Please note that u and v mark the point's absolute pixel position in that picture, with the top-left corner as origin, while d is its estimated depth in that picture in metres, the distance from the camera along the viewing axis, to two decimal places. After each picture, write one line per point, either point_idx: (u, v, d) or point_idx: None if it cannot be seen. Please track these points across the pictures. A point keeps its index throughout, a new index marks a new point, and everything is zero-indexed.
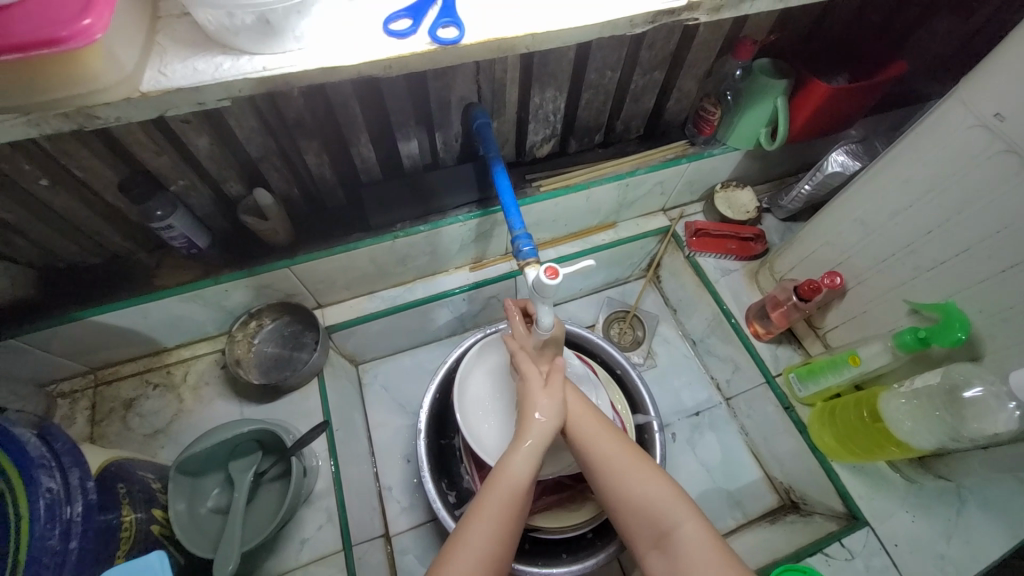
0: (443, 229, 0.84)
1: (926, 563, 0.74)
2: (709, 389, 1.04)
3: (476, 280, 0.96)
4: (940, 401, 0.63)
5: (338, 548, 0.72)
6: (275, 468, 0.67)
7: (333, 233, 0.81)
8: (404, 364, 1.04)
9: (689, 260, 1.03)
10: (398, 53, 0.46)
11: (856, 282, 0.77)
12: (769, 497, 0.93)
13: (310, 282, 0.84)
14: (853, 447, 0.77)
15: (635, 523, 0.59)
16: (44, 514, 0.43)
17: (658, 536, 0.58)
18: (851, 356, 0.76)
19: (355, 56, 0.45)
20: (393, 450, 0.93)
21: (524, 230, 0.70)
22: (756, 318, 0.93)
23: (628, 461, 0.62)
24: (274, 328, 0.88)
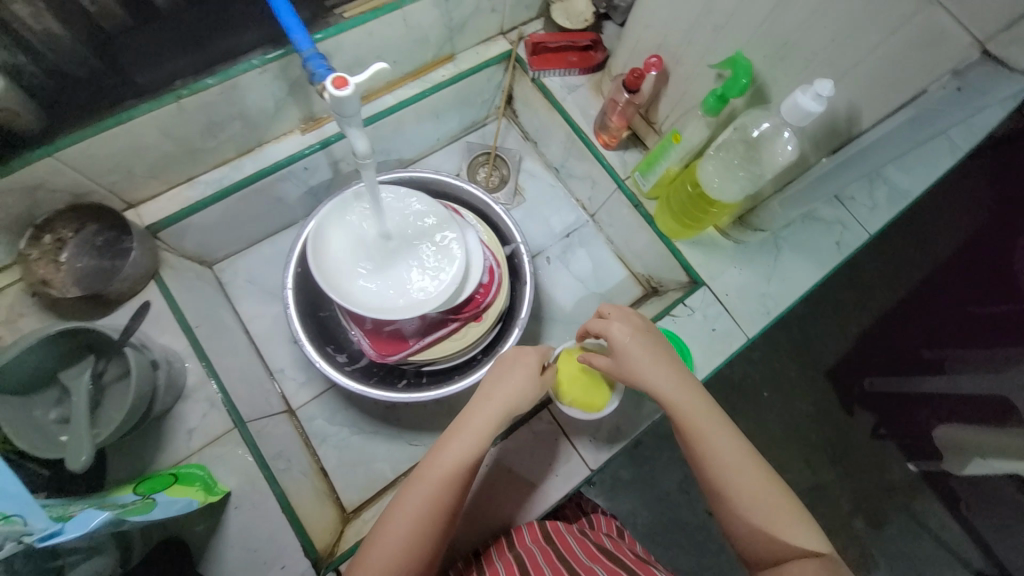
0: (238, 80, 0.72)
1: (750, 302, 0.89)
2: (575, 210, 1.09)
3: (312, 144, 0.88)
4: (742, 148, 0.71)
5: (230, 426, 0.73)
6: (116, 366, 0.63)
7: (99, 106, 0.68)
8: (265, 253, 0.97)
9: (535, 82, 1.00)
10: None
11: (674, 63, 0.79)
12: (634, 289, 1.04)
13: (97, 174, 0.71)
14: (688, 222, 0.86)
15: (753, 545, 0.56)
16: None
17: (762, 559, 0.56)
18: (674, 135, 0.80)
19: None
20: (275, 336, 0.92)
21: (314, 50, 0.62)
22: (602, 128, 0.95)
23: (746, 460, 0.59)
24: (79, 241, 0.76)
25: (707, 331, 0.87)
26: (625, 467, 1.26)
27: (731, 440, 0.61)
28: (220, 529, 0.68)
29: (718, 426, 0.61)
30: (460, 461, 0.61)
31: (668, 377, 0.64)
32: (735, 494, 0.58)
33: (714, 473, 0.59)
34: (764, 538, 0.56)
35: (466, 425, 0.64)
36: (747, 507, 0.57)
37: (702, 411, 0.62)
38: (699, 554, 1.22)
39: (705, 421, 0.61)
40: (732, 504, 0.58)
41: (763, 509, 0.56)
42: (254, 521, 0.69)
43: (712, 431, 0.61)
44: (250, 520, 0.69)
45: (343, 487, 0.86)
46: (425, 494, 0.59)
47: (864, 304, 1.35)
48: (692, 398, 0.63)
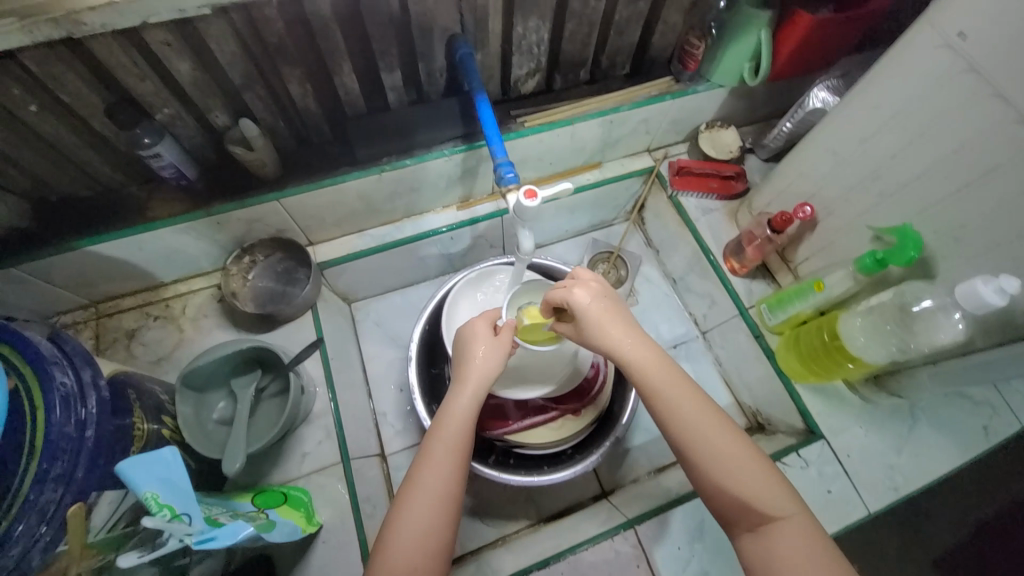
0: (428, 163, 0.86)
1: (875, 469, 0.82)
2: (687, 323, 1.09)
3: (463, 219, 0.99)
4: (894, 316, 0.68)
5: (338, 459, 0.78)
6: (275, 383, 0.72)
7: (320, 167, 0.83)
8: (395, 302, 1.08)
9: (671, 199, 1.06)
10: None
11: (826, 213, 0.81)
12: (737, 420, 1.00)
13: (299, 217, 0.86)
14: (815, 368, 0.83)
15: (735, 514, 0.55)
16: (61, 404, 0.48)
17: (744, 526, 0.55)
18: (816, 282, 0.80)
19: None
20: (386, 379, 0.99)
21: (506, 158, 0.72)
22: (733, 253, 0.97)
23: (714, 429, 0.57)
24: (267, 264, 0.90)
25: (821, 491, 0.80)
26: None
27: (707, 417, 0.58)
28: (305, 559, 0.71)
29: (691, 397, 0.59)
30: (450, 466, 0.60)
31: (631, 348, 0.60)
32: (713, 466, 0.56)
33: (691, 444, 0.57)
34: (739, 507, 0.55)
35: (451, 418, 0.63)
36: (726, 477, 0.55)
37: (669, 382, 0.59)
38: None
39: (674, 392, 0.59)
40: (715, 475, 0.56)
41: (739, 481, 0.55)
42: (335, 560, 0.71)
43: (683, 400, 0.58)
44: (333, 558, 0.71)
45: None
46: (425, 501, 0.58)
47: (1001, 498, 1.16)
48: (659, 368, 0.60)
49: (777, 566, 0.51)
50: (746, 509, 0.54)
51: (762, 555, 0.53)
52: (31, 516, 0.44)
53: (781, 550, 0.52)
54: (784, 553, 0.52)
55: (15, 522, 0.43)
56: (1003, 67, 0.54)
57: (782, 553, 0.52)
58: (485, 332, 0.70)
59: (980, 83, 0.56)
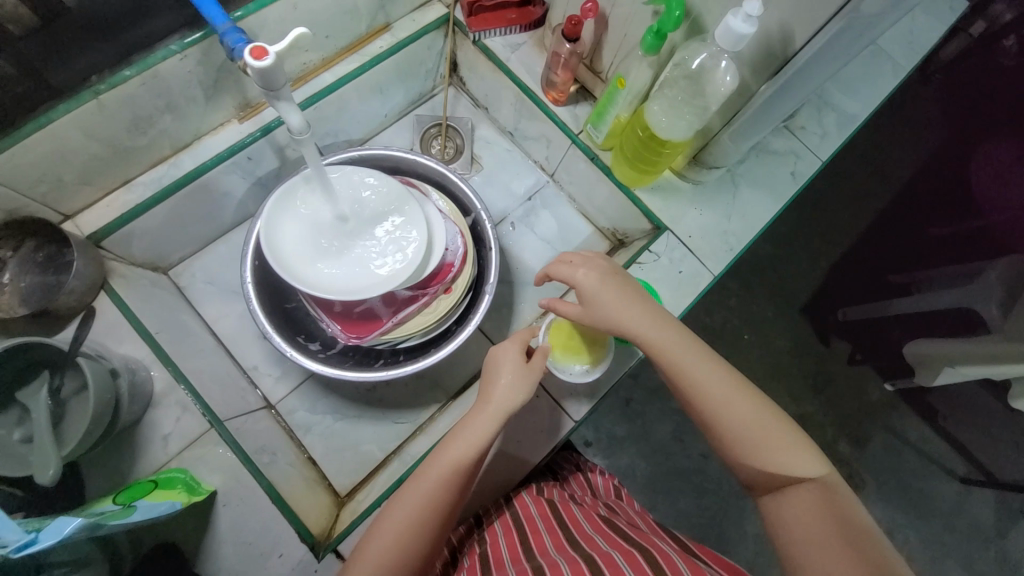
0: (160, 69, 0.68)
1: (714, 240, 0.91)
2: (535, 171, 1.07)
3: (252, 131, 0.84)
4: (684, 83, 0.70)
5: (206, 426, 0.71)
6: (72, 380, 0.61)
7: (12, 111, 0.64)
8: (222, 253, 0.94)
9: (477, 44, 0.97)
10: None
11: (611, 5, 0.78)
12: (602, 244, 1.04)
13: (21, 184, 0.67)
14: (644, 167, 0.86)
15: (751, 474, 0.56)
16: None
17: (762, 486, 0.56)
18: (619, 80, 0.79)
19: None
20: (245, 334, 0.90)
21: (230, 24, 0.60)
22: (549, 85, 0.94)
23: (744, 401, 0.58)
24: (20, 258, 0.74)
25: (675, 274, 0.88)
26: (616, 425, 1.29)
27: (737, 390, 0.59)
28: (210, 529, 0.67)
29: (708, 369, 0.60)
30: (455, 459, 0.61)
31: (648, 326, 0.64)
32: (726, 428, 0.57)
33: (705, 406, 0.59)
34: (766, 477, 0.55)
35: (466, 428, 0.64)
36: (741, 438, 0.57)
37: (695, 355, 0.61)
38: (698, 495, 1.26)
39: (700, 366, 0.61)
40: (728, 439, 0.58)
41: (768, 453, 0.55)
42: (245, 515, 0.68)
43: (705, 372, 0.60)
44: (239, 515, 0.68)
45: (336, 473, 0.86)
46: (415, 500, 0.59)
47: (826, 234, 1.39)
48: (688, 347, 0.62)
49: (789, 529, 0.52)
50: (777, 479, 0.54)
51: (783, 519, 0.53)
52: None
53: (799, 513, 0.52)
54: (799, 511, 0.52)
55: None
56: None
57: (798, 514, 0.52)
58: (515, 353, 0.70)
59: None
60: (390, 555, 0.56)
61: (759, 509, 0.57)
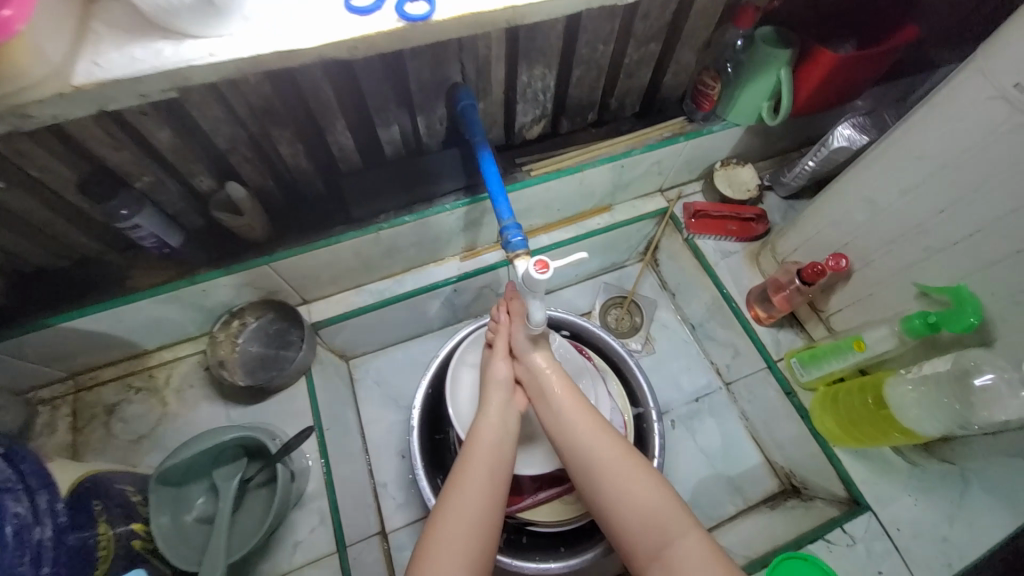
0: (430, 219, 0.80)
1: (931, 549, 0.74)
2: (708, 373, 1.02)
3: (468, 271, 0.93)
4: (951, 386, 0.61)
5: (334, 549, 0.71)
6: (262, 473, 0.65)
7: (313, 226, 0.77)
8: (396, 357, 1.01)
9: (688, 242, 0.99)
10: (363, 33, 0.43)
11: (862, 264, 0.74)
12: (769, 481, 0.92)
13: (291, 278, 0.80)
14: (855, 433, 0.76)
15: (633, 537, 0.57)
16: (13, 540, 0.41)
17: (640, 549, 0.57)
18: (856, 341, 0.74)
19: (312, 39, 0.43)
20: (387, 445, 0.92)
21: (513, 220, 0.65)
22: (758, 301, 0.90)
23: (635, 474, 0.60)
24: (257, 327, 0.84)
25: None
26: None
27: (634, 473, 0.60)
28: None
29: (599, 436, 0.63)
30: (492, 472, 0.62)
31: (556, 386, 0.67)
32: (608, 500, 0.59)
33: (592, 478, 0.61)
34: (648, 520, 0.57)
35: (477, 458, 0.63)
36: (625, 509, 0.58)
37: (589, 427, 0.64)
38: None
39: (586, 432, 0.64)
40: (612, 508, 0.59)
41: (637, 492, 0.59)
42: None
43: (596, 439, 0.63)
44: None
45: None
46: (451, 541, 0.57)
47: None
48: (573, 404, 0.66)
49: None
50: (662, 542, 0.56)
51: None
52: None
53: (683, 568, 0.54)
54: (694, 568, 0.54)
55: None
56: None
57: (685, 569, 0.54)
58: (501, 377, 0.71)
59: None
60: None
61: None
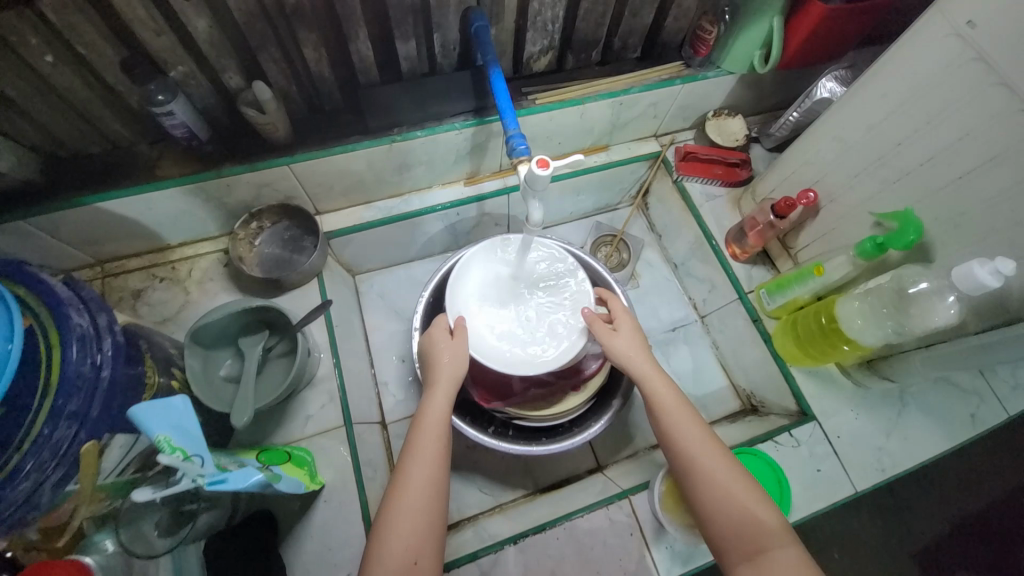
0: (439, 136, 0.86)
1: (865, 454, 0.85)
2: (686, 307, 1.11)
3: (471, 195, 0.99)
4: (892, 297, 0.70)
5: (340, 423, 0.79)
6: (282, 345, 0.73)
7: (331, 135, 0.83)
8: (399, 276, 1.08)
9: (676, 184, 1.07)
10: None
11: (829, 200, 0.82)
12: (732, 402, 1.02)
13: (308, 184, 0.86)
14: (811, 350, 0.86)
15: (726, 531, 0.59)
16: (77, 344, 0.47)
17: (732, 542, 0.59)
18: (816, 267, 0.83)
19: None
20: (388, 351, 1.00)
21: (518, 130, 0.72)
22: (734, 241, 0.99)
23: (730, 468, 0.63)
24: (273, 232, 0.91)
25: (812, 471, 0.83)
26: None
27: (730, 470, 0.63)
28: (306, 518, 0.72)
29: (699, 433, 0.66)
30: (432, 469, 0.64)
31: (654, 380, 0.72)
32: (705, 496, 0.62)
33: (691, 471, 0.64)
34: (741, 520, 0.59)
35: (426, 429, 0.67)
36: (722, 501, 0.60)
37: (689, 423, 0.67)
38: None
39: (684, 426, 0.67)
40: (712, 503, 0.61)
41: (733, 494, 0.60)
42: (337, 519, 0.73)
43: (694, 435, 0.66)
44: (334, 517, 0.73)
45: None
46: (413, 504, 0.60)
47: (978, 485, 1.21)
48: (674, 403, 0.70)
49: None
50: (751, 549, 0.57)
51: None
52: (44, 452, 0.44)
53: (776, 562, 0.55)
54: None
55: (29, 455, 0.43)
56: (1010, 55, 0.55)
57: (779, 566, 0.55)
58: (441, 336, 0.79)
59: (989, 71, 0.57)
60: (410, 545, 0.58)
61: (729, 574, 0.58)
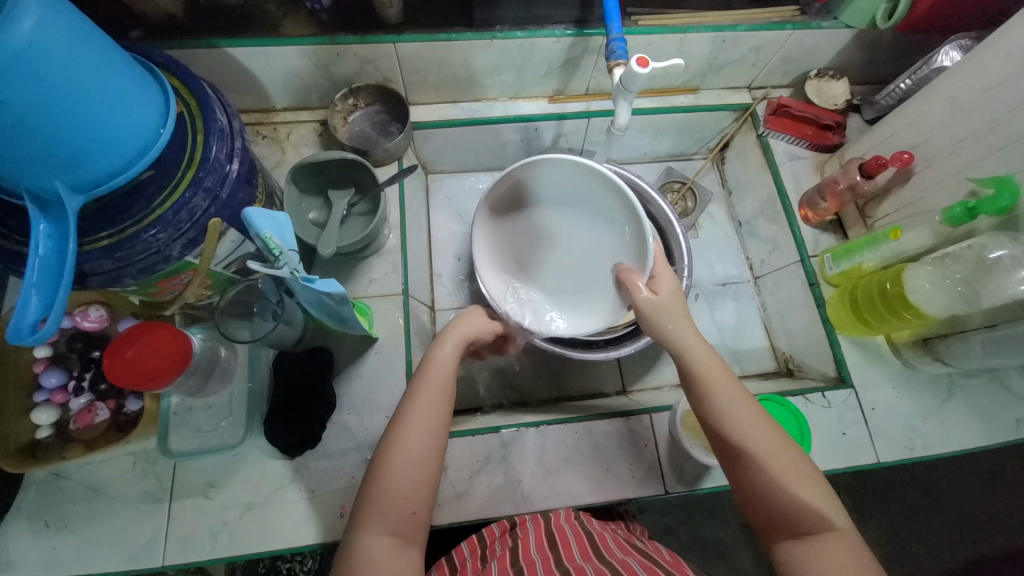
0: (538, 41, 0.88)
1: (896, 429, 0.84)
2: (741, 266, 1.10)
3: (552, 112, 1.01)
4: (970, 266, 0.68)
5: (399, 291, 0.87)
6: (364, 204, 0.80)
7: (436, 22, 0.86)
8: (469, 183, 1.13)
9: (760, 139, 1.04)
10: None
11: (924, 166, 0.79)
12: (768, 362, 1.03)
13: (407, 69, 0.91)
14: (865, 317, 0.85)
15: (772, 517, 0.58)
16: (218, 135, 0.56)
17: (781, 528, 0.57)
18: (893, 230, 0.80)
19: None
20: (447, 248, 1.06)
21: (620, 36, 0.73)
22: (808, 203, 0.97)
23: (784, 458, 0.58)
24: (366, 112, 0.97)
25: (836, 432, 0.83)
26: (661, 521, 1.24)
27: (783, 459, 0.58)
28: (358, 362, 0.81)
29: (750, 416, 0.61)
30: (431, 420, 0.62)
31: (699, 354, 0.65)
32: (756, 485, 0.58)
33: (740, 461, 0.59)
34: (792, 511, 0.56)
35: (429, 377, 0.64)
36: (773, 494, 0.57)
37: (739, 405, 0.61)
38: None
39: (732, 408, 0.61)
40: (762, 495, 0.58)
41: (785, 485, 0.57)
42: (385, 368, 0.81)
43: (746, 420, 0.60)
44: (382, 366, 0.81)
45: None
46: (412, 447, 0.60)
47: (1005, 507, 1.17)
48: (723, 379, 0.63)
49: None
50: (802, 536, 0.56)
51: (805, 567, 0.54)
52: (183, 212, 0.53)
53: (825, 556, 0.54)
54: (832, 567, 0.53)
55: (172, 211, 0.52)
56: None
57: (826, 559, 0.54)
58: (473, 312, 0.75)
59: None
60: (411, 485, 0.58)
61: (770, 553, 0.58)
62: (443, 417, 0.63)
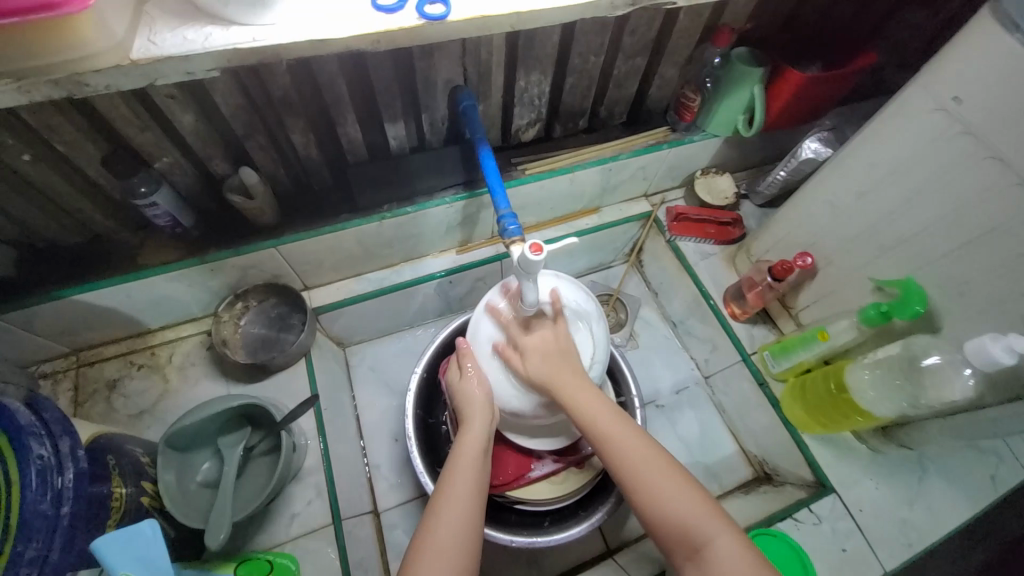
0: (429, 211, 0.85)
1: (888, 527, 0.80)
2: (688, 367, 1.08)
3: (462, 263, 0.98)
4: (904, 369, 0.69)
5: (328, 521, 0.74)
6: (265, 443, 0.70)
7: (319, 214, 0.81)
8: (392, 346, 1.05)
9: (669, 244, 1.06)
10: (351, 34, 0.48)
11: (826, 263, 0.81)
12: (743, 469, 0.98)
13: (296, 263, 0.84)
14: (823, 419, 0.82)
15: None
16: (35, 481, 0.44)
17: None
18: (820, 331, 0.81)
19: (290, 37, 0.47)
20: (381, 429, 0.95)
21: (509, 209, 0.71)
22: (734, 299, 0.97)
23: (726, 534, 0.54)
24: (260, 310, 0.88)
25: (836, 551, 0.77)
26: None
27: (730, 539, 0.53)
28: None
29: (682, 488, 0.57)
30: (475, 498, 0.61)
31: (613, 422, 0.62)
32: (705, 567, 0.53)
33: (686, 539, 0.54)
34: None
35: (462, 456, 0.65)
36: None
37: (668, 478, 0.58)
38: None
39: (661, 481, 0.57)
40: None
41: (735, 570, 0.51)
42: None
43: (679, 493, 0.57)
44: None
45: None
46: (451, 527, 0.58)
47: None
48: (644, 450, 0.60)
49: None
50: None
51: None
52: None
53: None
54: None
55: None
56: (997, 128, 0.55)
57: None
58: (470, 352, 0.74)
59: (978, 144, 0.57)
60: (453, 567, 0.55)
61: None
62: (481, 498, 0.62)
